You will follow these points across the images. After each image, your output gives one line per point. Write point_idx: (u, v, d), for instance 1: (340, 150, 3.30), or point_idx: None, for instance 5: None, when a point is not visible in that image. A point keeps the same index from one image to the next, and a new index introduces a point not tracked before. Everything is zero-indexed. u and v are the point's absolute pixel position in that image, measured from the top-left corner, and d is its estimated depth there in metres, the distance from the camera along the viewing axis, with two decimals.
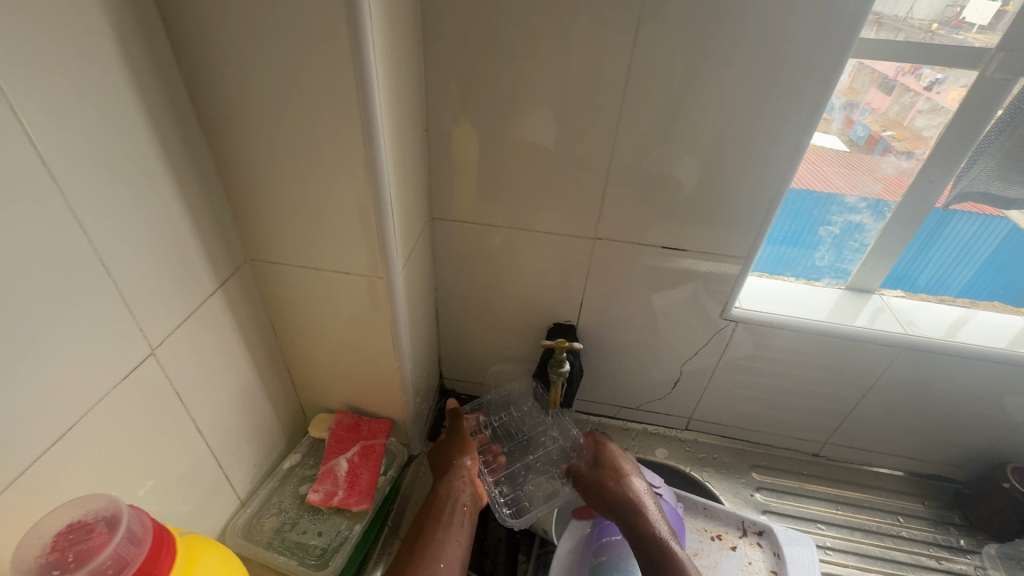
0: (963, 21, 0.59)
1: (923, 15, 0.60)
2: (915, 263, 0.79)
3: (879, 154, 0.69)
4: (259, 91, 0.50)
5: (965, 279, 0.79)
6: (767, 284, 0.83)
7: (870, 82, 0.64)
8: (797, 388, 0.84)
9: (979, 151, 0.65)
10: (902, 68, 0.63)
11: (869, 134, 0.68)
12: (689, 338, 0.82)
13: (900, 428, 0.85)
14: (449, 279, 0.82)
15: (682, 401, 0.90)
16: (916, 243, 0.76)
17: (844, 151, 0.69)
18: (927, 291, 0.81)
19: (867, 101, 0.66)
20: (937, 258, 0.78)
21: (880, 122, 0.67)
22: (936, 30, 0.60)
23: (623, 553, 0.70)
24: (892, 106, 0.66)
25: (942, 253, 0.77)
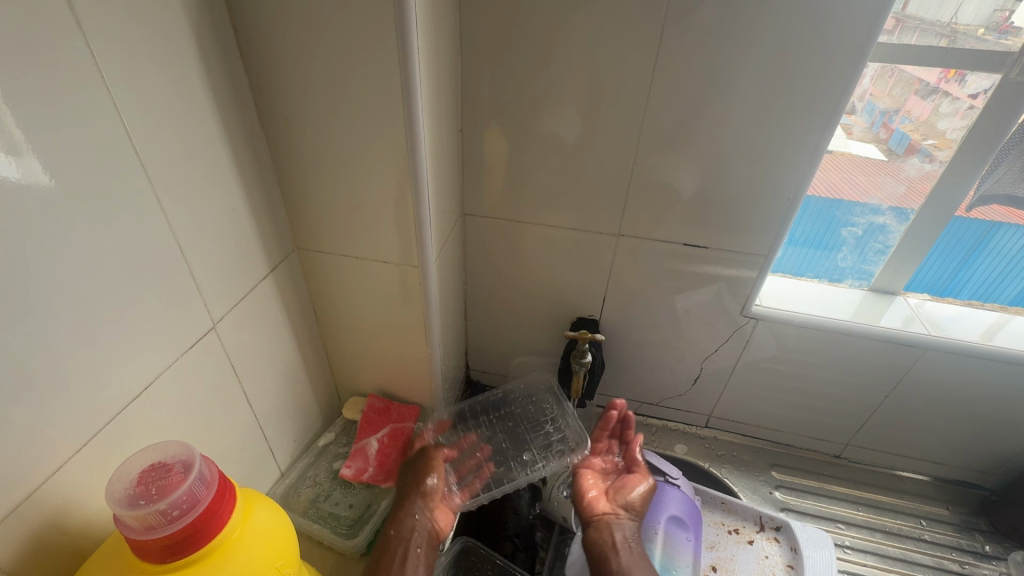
0: (1011, 26, 0.59)
1: (968, 20, 0.61)
2: (958, 276, 0.79)
3: (919, 163, 0.70)
4: (313, 92, 0.55)
5: (1015, 291, 0.78)
6: (789, 284, 0.84)
7: (912, 87, 0.66)
8: (818, 388, 0.85)
9: (1002, 155, 0.66)
10: (945, 74, 0.64)
11: (908, 143, 0.69)
12: (710, 335, 0.83)
13: (925, 430, 0.84)
14: (478, 272, 0.86)
15: (703, 398, 0.92)
16: (960, 254, 0.77)
17: (883, 160, 0.71)
18: (975, 302, 0.81)
19: (907, 109, 0.68)
20: (983, 270, 0.78)
21: (921, 131, 0.68)
22: (982, 35, 0.61)
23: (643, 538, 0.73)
24: (934, 115, 0.67)
25: (989, 265, 0.77)
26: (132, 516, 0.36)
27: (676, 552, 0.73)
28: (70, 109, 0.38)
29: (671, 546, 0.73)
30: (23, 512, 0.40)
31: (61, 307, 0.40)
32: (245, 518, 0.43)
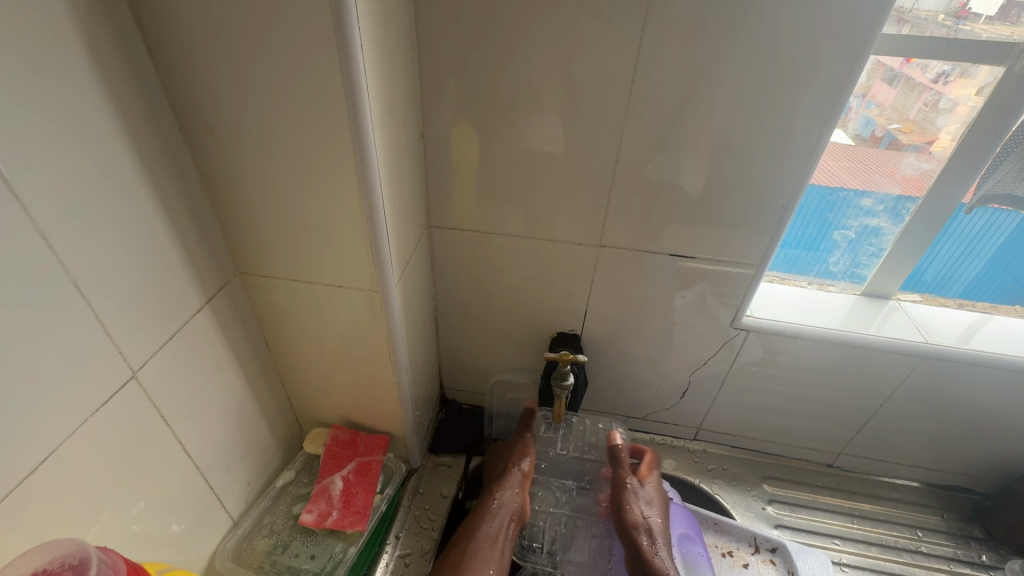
0: (969, 11, 0.56)
1: (929, 7, 0.56)
2: (921, 261, 0.74)
3: (886, 147, 0.65)
4: (244, 98, 0.47)
5: (969, 277, 0.75)
6: (779, 290, 0.80)
7: (879, 72, 0.61)
8: (810, 397, 0.81)
9: (1005, 151, 0.62)
10: (908, 60, 0.59)
11: (874, 129, 0.64)
12: (698, 346, 0.79)
13: (919, 438, 0.82)
14: (448, 286, 0.79)
15: (692, 410, 0.87)
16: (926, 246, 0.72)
17: (850, 146, 0.65)
18: (931, 290, 0.78)
19: (872, 91, 0.62)
20: (943, 254, 0.73)
21: (887, 116, 0.64)
22: (943, 22, 0.57)
23: None
24: (898, 99, 0.62)
25: (948, 250, 0.73)
26: None
27: (696, 572, 0.68)
28: None
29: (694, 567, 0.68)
30: None
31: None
32: None
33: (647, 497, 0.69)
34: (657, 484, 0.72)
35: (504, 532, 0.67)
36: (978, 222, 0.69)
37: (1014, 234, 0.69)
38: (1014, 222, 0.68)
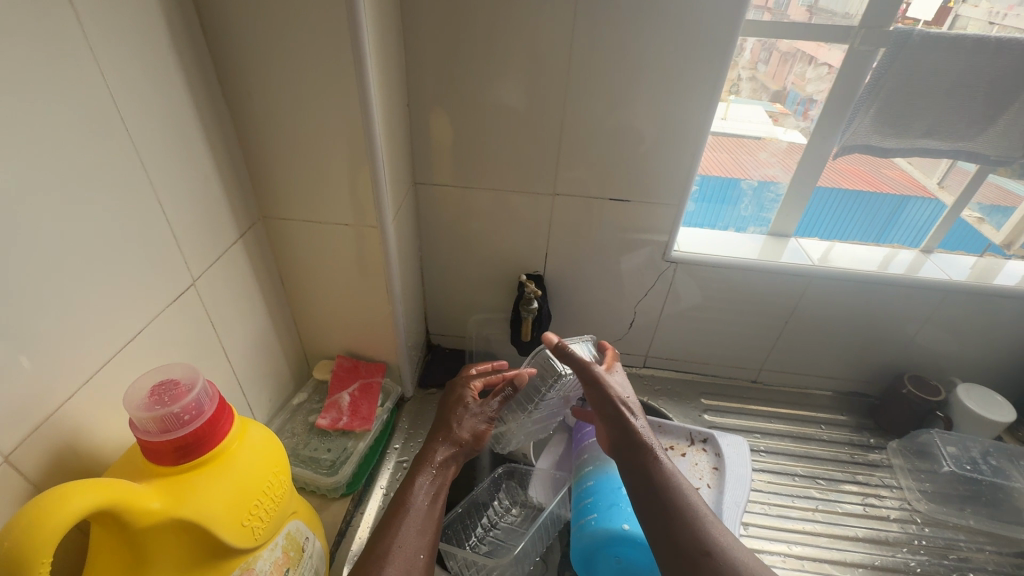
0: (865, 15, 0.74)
1: (854, 9, 0.74)
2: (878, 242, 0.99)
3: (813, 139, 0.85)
4: (273, 67, 0.60)
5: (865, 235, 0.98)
6: (702, 233, 0.97)
7: (785, 65, 0.81)
8: (732, 320, 0.98)
9: (855, 109, 0.80)
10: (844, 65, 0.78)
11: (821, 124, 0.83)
12: (640, 280, 0.93)
13: (819, 350, 1.00)
14: (431, 237, 0.93)
15: (639, 339, 1.03)
16: (881, 224, 0.97)
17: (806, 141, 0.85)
18: (833, 238, 0.99)
19: (788, 79, 0.82)
20: (897, 238, 0.98)
21: (833, 113, 0.82)
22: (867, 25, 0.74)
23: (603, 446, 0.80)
24: (842, 98, 0.80)
25: (903, 235, 0.98)
26: (149, 418, 0.42)
27: None
28: (72, 80, 0.43)
29: None
30: (46, 432, 0.45)
31: (51, 269, 0.44)
32: (243, 432, 0.49)
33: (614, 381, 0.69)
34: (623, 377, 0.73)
35: (437, 502, 0.65)
36: (862, 196, 0.93)
37: (889, 202, 0.94)
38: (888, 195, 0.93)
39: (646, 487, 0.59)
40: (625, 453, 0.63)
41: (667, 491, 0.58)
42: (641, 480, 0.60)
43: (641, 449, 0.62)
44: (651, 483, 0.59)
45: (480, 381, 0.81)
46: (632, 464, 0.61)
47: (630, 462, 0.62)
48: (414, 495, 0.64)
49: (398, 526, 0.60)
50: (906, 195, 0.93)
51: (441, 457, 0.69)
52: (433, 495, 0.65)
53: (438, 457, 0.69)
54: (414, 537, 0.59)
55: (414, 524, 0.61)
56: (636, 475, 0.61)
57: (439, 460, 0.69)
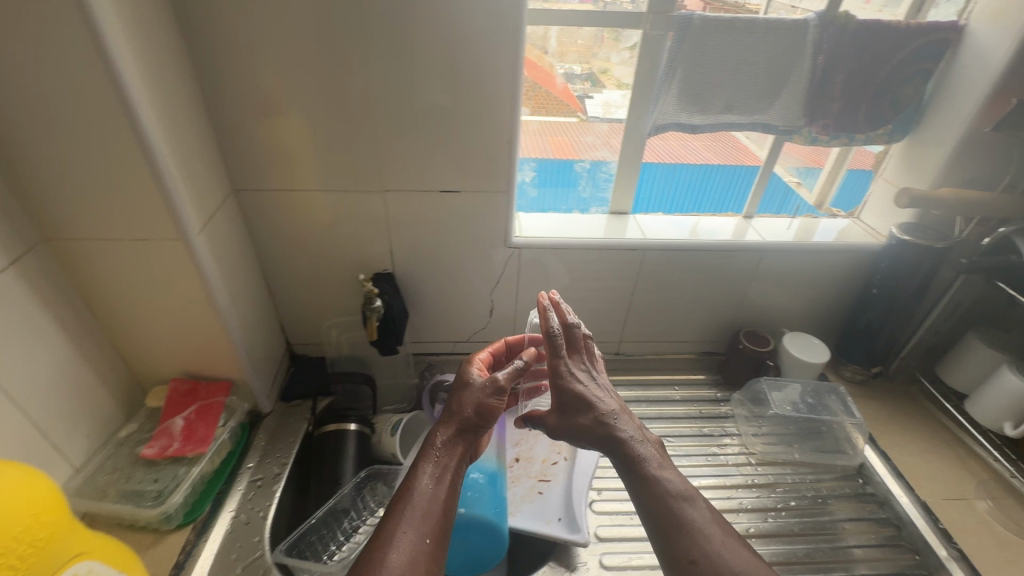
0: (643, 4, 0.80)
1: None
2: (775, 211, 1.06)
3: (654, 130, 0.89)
4: (12, 75, 0.55)
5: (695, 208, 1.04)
6: (546, 217, 1.00)
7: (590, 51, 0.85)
8: (585, 297, 1.02)
9: (659, 89, 0.85)
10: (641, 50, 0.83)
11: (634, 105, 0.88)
12: (490, 267, 0.95)
13: (669, 317, 1.07)
14: (268, 245, 0.89)
15: (503, 326, 1.05)
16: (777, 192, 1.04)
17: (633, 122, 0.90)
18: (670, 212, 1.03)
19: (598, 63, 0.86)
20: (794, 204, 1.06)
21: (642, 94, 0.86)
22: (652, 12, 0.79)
23: None
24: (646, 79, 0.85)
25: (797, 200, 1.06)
26: None
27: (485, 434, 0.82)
28: None
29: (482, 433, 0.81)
30: None
31: None
32: None
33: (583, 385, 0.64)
34: (602, 372, 0.69)
35: (442, 482, 0.58)
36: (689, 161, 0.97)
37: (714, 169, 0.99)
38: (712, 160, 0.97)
39: (647, 509, 0.55)
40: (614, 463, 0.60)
41: (666, 510, 0.54)
42: (647, 497, 0.56)
43: (633, 463, 0.58)
44: (649, 501, 0.55)
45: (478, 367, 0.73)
46: (633, 480, 0.57)
47: (631, 480, 0.58)
48: (417, 480, 0.57)
49: (394, 526, 0.53)
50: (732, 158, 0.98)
51: (444, 436, 0.62)
52: (430, 477, 0.58)
53: (438, 439, 0.62)
54: (410, 536, 0.52)
55: (413, 517, 0.54)
56: (639, 493, 0.57)
57: (441, 441, 0.62)
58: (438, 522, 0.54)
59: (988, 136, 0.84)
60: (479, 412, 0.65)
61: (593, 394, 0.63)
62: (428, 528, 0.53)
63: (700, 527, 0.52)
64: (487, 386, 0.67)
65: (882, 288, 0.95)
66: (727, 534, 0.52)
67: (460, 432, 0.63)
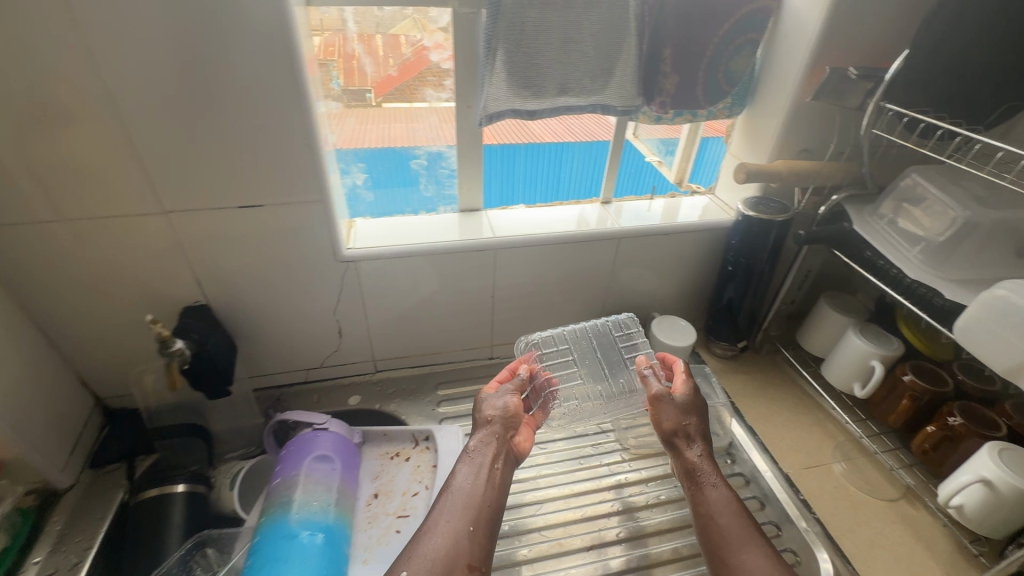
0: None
1: None
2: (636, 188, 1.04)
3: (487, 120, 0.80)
4: None
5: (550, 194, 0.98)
6: (388, 222, 0.90)
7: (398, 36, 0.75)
8: (443, 305, 0.95)
9: (484, 73, 0.77)
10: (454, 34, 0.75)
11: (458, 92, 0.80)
12: (324, 286, 0.85)
13: (538, 315, 1.02)
14: (33, 292, 0.73)
15: (358, 346, 0.95)
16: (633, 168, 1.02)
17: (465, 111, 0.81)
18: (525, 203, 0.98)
19: (410, 48, 0.77)
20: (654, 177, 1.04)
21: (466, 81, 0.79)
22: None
23: (289, 485, 0.72)
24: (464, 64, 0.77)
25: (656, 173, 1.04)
26: None
27: (318, 484, 0.73)
28: None
29: (313, 486, 0.72)
30: None
31: None
32: None
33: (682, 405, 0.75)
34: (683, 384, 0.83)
35: (493, 478, 0.66)
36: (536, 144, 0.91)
37: (565, 151, 0.94)
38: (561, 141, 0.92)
39: (703, 517, 0.66)
40: (693, 492, 0.69)
41: (716, 517, 0.65)
42: (702, 519, 0.66)
43: (699, 480, 0.69)
44: (705, 513, 0.66)
45: (526, 366, 0.81)
46: (693, 497, 0.68)
47: (693, 492, 0.69)
48: (455, 480, 0.65)
49: (424, 535, 0.60)
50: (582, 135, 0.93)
51: (500, 407, 0.72)
52: (473, 472, 0.66)
53: (484, 434, 0.70)
54: (434, 541, 0.59)
55: (440, 528, 0.60)
56: (698, 508, 0.67)
57: (496, 411, 0.72)
58: (483, 523, 0.62)
59: (811, 105, 0.84)
60: (518, 409, 0.73)
61: (681, 396, 0.75)
62: (463, 531, 0.60)
63: (732, 538, 0.62)
64: (504, 390, 0.76)
65: (736, 265, 0.94)
66: (748, 536, 0.62)
67: (511, 420, 0.72)
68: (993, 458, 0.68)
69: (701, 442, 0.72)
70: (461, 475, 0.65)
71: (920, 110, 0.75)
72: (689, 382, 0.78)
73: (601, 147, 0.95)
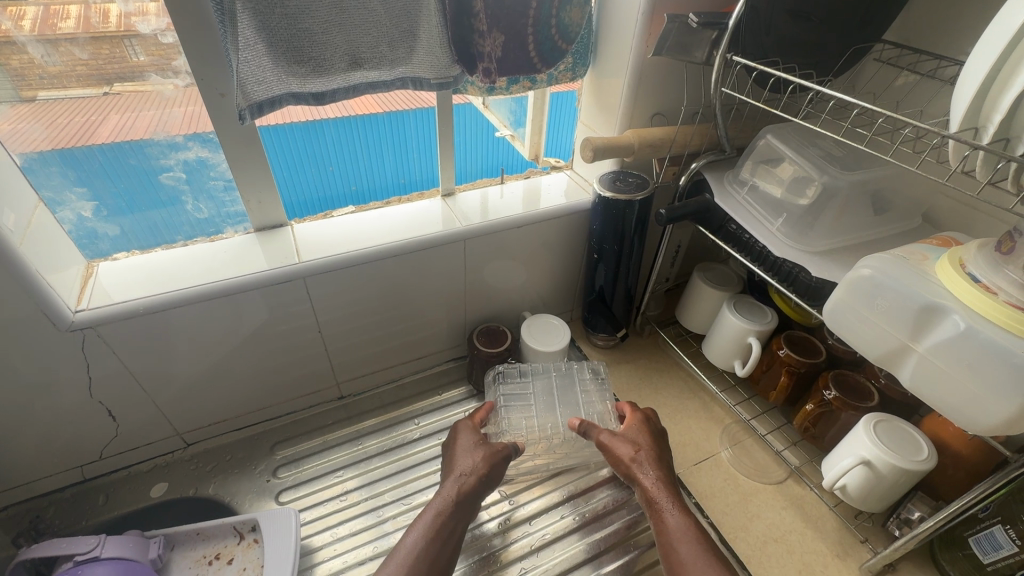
0: None
1: None
2: (480, 167, 0.88)
3: (254, 110, 0.57)
4: None
5: (373, 186, 0.80)
6: (150, 259, 0.67)
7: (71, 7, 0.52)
8: (258, 353, 0.75)
9: (229, 45, 0.54)
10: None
11: (199, 76, 0.58)
12: (58, 365, 0.61)
13: (387, 339, 0.85)
14: None
15: (147, 424, 0.73)
16: (474, 143, 0.85)
17: (219, 101, 0.60)
18: (343, 205, 0.79)
19: (97, 19, 0.53)
20: (501, 150, 0.89)
21: (202, 60, 0.57)
22: None
23: None
24: (195, 36, 0.55)
25: (503, 146, 0.89)
26: None
27: None
28: None
29: None
30: None
31: None
32: None
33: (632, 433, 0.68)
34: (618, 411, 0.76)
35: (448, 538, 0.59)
36: (337, 126, 0.71)
37: (380, 130, 0.75)
38: (370, 120, 0.73)
39: (671, 553, 0.56)
40: (655, 523, 0.59)
41: (683, 547, 0.56)
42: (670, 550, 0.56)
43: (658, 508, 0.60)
44: (669, 543, 0.57)
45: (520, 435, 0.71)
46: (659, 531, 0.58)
47: (658, 525, 0.59)
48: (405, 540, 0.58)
49: None
50: (399, 108, 0.74)
51: (473, 461, 0.65)
52: (435, 539, 0.58)
53: (452, 492, 0.62)
54: None
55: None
56: (665, 540, 0.57)
57: (470, 465, 0.65)
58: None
59: (657, 61, 0.72)
60: (494, 463, 0.66)
61: (627, 426, 0.68)
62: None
63: (695, 569, 0.54)
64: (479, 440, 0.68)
65: (601, 252, 0.83)
66: (715, 561, 0.54)
67: (488, 473, 0.65)
68: (869, 435, 0.64)
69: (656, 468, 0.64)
70: (418, 538, 0.58)
71: (767, 61, 0.66)
72: (638, 415, 0.70)
73: (427, 123, 0.77)
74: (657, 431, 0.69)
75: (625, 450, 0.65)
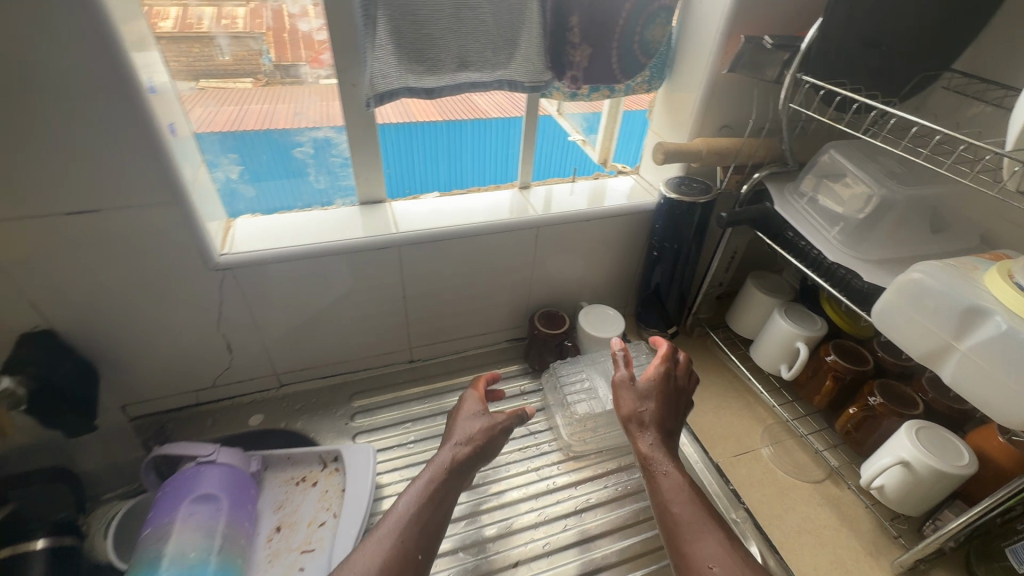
0: None
1: None
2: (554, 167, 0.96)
3: (380, 100, 0.69)
4: None
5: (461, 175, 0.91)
6: (276, 220, 0.79)
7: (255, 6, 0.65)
8: (351, 311, 0.86)
9: (368, 45, 0.66)
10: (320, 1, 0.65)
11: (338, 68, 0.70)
12: (199, 298, 0.74)
13: (458, 312, 0.94)
14: None
15: (254, 361, 0.85)
16: (552, 144, 0.94)
17: (350, 90, 0.72)
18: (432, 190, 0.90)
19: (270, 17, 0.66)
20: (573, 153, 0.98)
21: (343, 55, 0.69)
22: None
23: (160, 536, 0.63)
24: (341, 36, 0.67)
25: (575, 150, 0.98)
26: None
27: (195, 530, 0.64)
28: None
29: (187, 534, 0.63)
30: None
31: None
32: None
33: (645, 389, 0.70)
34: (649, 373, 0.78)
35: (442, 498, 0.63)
36: (439, 120, 0.82)
37: (473, 126, 0.85)
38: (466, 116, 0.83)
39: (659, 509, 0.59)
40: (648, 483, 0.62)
41: (672, 506, 0.58)
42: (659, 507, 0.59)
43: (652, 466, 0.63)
44: (660, 501, 0.60)
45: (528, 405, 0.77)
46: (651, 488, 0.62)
47: (650, 481, 0.62)
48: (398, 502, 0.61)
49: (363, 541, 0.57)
50: (489, 109, 0.85)
51: (471, 432, 0.69)
52: (428, 503, 0.61)
53: (448, 458, 0.65)
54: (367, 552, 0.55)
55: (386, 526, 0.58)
56: (655, 498, 0.61)
57: (468, 435, 0.69)
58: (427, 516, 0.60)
59: (729, 78, 0.79)
60: (492, 436, 0.70)
61: (642, 381, 0.70)
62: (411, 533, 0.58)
63: (684, 527, 0.56)
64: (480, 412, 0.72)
65: (661, 251, 0.90)
66: (703, 522, 0.56)
67: (483, 446, 0.68)
68: (910, 438, 0.67)
69: (659, 427, 0.66)
70: (409, 504, 0.61)
71: (835, 82, 0.71)
72: (659, 368, 0.71)
73: (513, 122, 0.87)
74: (672, 388, 0.70)
75: (631, 406, 0.68)
